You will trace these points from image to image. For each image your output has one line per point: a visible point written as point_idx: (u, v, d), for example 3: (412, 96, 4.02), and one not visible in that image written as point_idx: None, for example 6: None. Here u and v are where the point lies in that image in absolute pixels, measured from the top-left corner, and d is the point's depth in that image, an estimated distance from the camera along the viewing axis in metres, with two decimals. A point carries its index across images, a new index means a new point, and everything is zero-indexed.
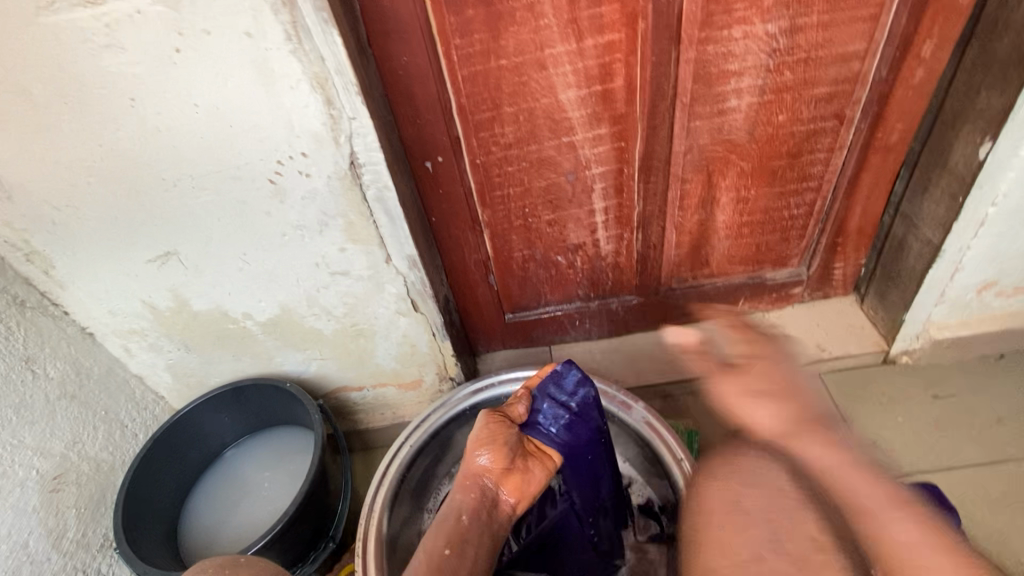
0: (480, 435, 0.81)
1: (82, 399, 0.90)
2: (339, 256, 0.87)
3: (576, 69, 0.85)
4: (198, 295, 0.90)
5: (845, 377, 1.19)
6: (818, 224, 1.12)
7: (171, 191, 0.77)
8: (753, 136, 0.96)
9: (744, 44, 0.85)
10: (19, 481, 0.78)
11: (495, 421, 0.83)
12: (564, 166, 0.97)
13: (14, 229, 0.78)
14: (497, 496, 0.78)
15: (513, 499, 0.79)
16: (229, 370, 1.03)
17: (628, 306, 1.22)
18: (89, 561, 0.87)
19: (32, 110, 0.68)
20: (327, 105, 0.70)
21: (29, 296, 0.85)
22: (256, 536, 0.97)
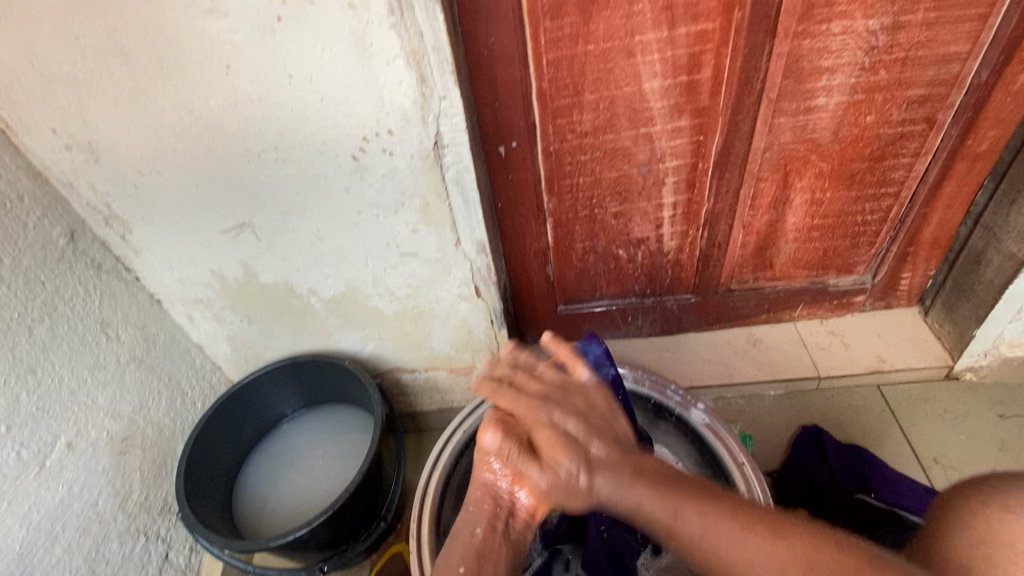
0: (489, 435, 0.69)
1: (149, 364, 0.92)
2: (411, 237, 0.86)
3: (665, 58, 0.82)
4: (266, 268, 0.90)
5: (905, 390, 1.16)
6: (890, 232, 1.08)
7: (254, 162, 0.76)
8: (837, 136, 0.93)
9: (842, 40, 0.82)
10: (91, 442, 0.79)
11: (504, 414, 0.70)
12: (638, 157, 0.95)
13: (97, 192, 0.79)
14: (515, 503, 0.67)
15: (534, 505, 0.67)
16: (287, 345, 1.03)
17: (684, 304, 1.20)
18: (150, 524, 0.89)
19: (129, 73, 0.67)
20: (420, 83, 0.69)
21: (105, 260, 0.86)
22: (309, 511, 0.98)
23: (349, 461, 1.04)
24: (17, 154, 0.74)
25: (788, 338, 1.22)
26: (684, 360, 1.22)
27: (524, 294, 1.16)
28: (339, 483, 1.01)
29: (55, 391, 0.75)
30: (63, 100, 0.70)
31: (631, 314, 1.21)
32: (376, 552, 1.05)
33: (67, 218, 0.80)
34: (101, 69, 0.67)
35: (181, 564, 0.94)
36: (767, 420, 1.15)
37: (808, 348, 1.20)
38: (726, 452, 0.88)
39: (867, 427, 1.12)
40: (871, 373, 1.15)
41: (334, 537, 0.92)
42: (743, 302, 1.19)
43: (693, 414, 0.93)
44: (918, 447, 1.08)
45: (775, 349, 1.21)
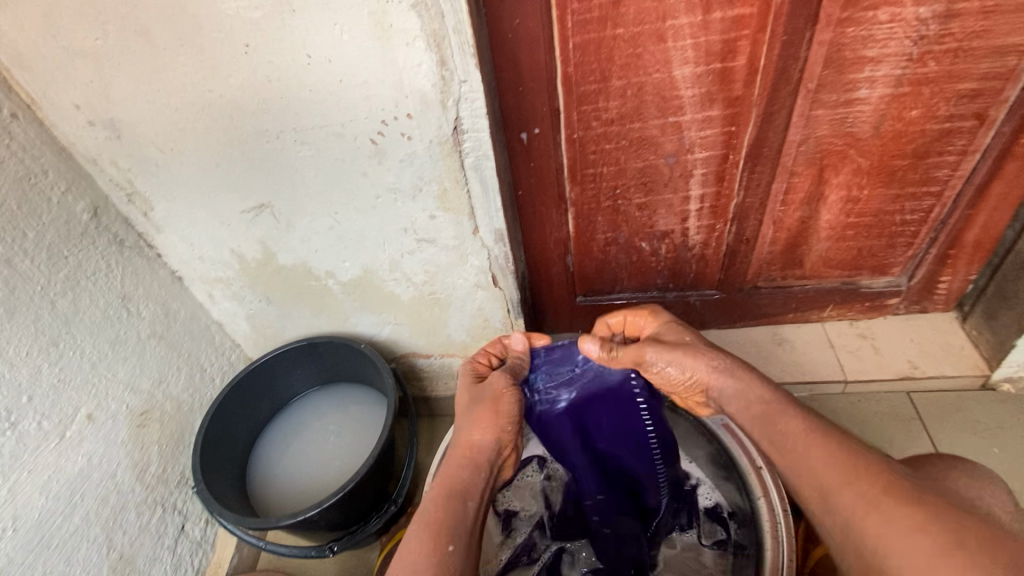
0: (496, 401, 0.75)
1: (169, 340, 0.93)
2: (429, 223, 0.85)
3: (697, 44, 0.79)
4: (285, 250, 0.90)
5: (934, 399, 1.12)
6: (930, 233, 1.03)
7: (273, 143, 0.76)
8: (878, 130, 0.88)
9: (889, 28, 0.77)
10: (112, 414, 0.81)
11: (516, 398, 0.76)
12: (665, 147, 0.91)
13: (120, 169, 0.80)
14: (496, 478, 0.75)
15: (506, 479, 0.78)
16: (305, 326, 1.04)
17: (708, 300, 1.16)
18: (167, 496, 0.91)
19: (150, 50, 0.67)
20: (441, 66, 0.68)
21: (128, 236, 0.87)
22: (322, 490, 0.99)
23: (361, 443, 1.04)
24: (42, 129, 0.74)
25: (816, 339, 1.18)
26: None
27: (543, 283, 1.14)
28: (350, 465, 1.01)
29: (76, 364, 0.76)
30: (87, 77, 0.70)
31: (652, 308, 1.18)
32: (385, 533, 1.06)
33: (90, 194, 0.81)
34: (122, 46, 0.67)
35: (196, 536, 0.96)
36: None
37: (835, 350, 1.16)
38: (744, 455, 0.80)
39: (893, 436, 1.08)
40: (901, 380, 1.11)
41: (345, 518, 0.93)
42: (769, 300, 1.16)
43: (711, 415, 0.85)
44: None
45: (800, 350, 1.17)
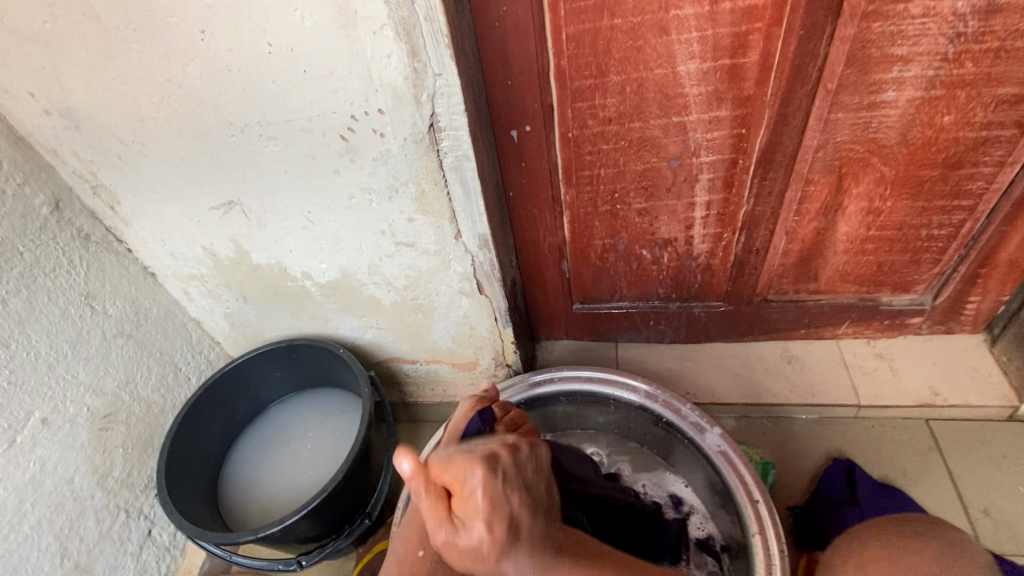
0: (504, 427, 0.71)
1: (138, 339, 0.89)
2: (407, 226, 0.79)
3: (704, 38, 0.71)
4: (258, 248, 0.85)
5: (958, 428, 1.03)
6: (960, 249, 0.94)
7: (237, 137, 0.71)
8: (906, 137, 0.80)
9: (922, 23, 0.68)
10: (70, 417, 0.78)
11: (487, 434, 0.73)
12: (668, 150, 0.84)
13: (82, 160, 0.76)
14: None
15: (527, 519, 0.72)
16: (284, 327, 0.99)
17: (713, 312, 1.09)
18: (133, 501, 0.87)
19: (101, 35, 0.62)
20: (412, 57, 0.61)
21: (94, 230, 0.83)
22: (295, 500, 0.94)
23: (338, 451, 1.00)
24: None
25: (829, 358, 1.10)
26: (707, 373, 1.11)
27: (537, 289, 1.08)
28: (325, 474, 0.97)
29: (30, 365, 0.73)
30: (38, 64, 0.65)
31: (653, 318, 1.11)
32: (363, 543, 1.00)
33: (52, 185, 0.77)
34: (71, 30, 0.62)
35: (165, 542, 0.93)
36: (792, 447, 1.05)
37: (849, 370, 1.08)
38: (740, 486, 0.79)
39: (909, 466, 1.00)
40: (921, 407, 1.03)
41: (315, 532, 0.87)
42: (779, 315, 1.08)
43: (707, 438, 0.84)
44: (966, 498, 0.96)
45: (812, 369, 1.09)
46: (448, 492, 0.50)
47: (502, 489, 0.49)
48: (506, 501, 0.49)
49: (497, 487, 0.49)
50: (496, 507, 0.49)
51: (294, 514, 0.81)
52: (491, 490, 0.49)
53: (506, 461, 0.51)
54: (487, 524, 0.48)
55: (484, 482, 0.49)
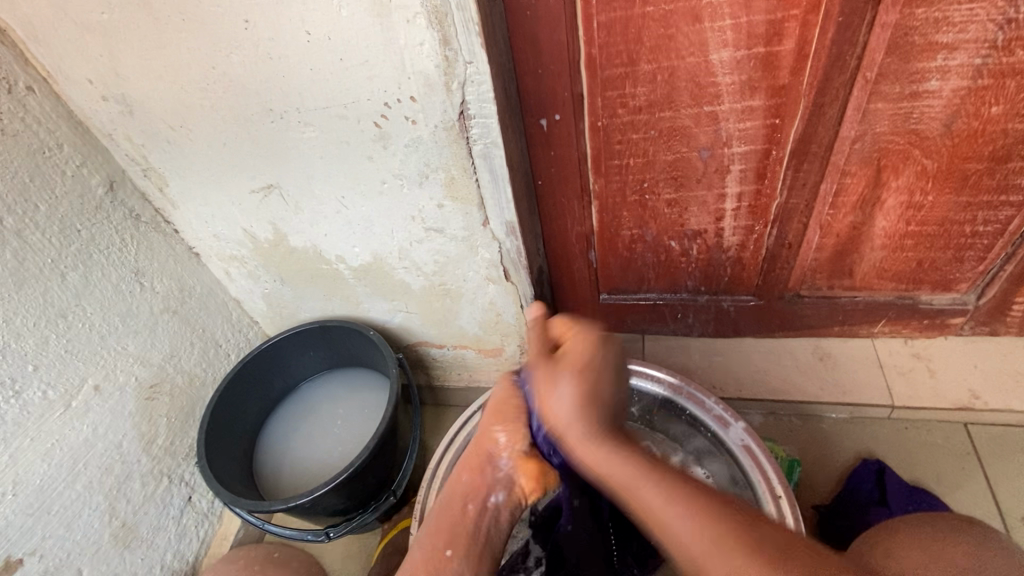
0: (500, 406, 0.73)
1: (183, 315, 0.94)
2: (436, 212, 0.81)
3: (738, 25, 0.70)
4: (296, 232, 0.89)
5: (998, 434, 0.99)
6: (1006, 247, 0.90)
7: (277, 123, 0.74)
8: (950, 129, 0.77)
9: (969, 9, 0.66)
10: (119, 386, 0.83)
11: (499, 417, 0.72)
12: (699, 140, 0.83)
13: (134, 144, 0.80)
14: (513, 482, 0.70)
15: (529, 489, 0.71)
16: (318, 307, 1.03)
17: (743, 307, 1.07)
18: (174, 467, 0.93)
19: (154, 24, 0.65)
20: (444, 45, 0.63)
21: (144, 211, 0.87)
22: (324, 478, 0.98)
23: (366, 430, 1.03)
24: (57, 103, 0.75)
25: (863, 356, 1.07)
26: (735, 368, 1.10)
27: (564, 279, 1.09)
28: (354, 451, 1.00)
29: (84, 336, 0.78)
30: (95, 51, 0.69)
31: (681, 311, 1.10)
32: (388, 522, 1.03)
33: (106, 167, 0.81)
34: (126, 20, 0.66)
35: (203, 508, 0.98)
36: (820, 447, 1.03)
37: (884, 371, 1.05)
38: (761, 482, 0.77)
39: (943, 470, 0.97)
40: (959, 411, 0.99)
41: (343, 506, 0.89)
42: (813, 311, 1.05)
43: (731, 432, 0.82)
44: (1003, 505, 0.92)
45: (844, 368, 1.07)
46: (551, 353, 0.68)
47: (603, 356, 0.64)
48: (604, 367, 0.64)
49: (592, 357, 0.63)
50: (583, 375, 0.62)
51: (323, 485, 0.83)
52: (585, 368, 0.63)
53: (612, 343, 0.65)
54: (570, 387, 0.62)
55: (586, 348, 0.64)
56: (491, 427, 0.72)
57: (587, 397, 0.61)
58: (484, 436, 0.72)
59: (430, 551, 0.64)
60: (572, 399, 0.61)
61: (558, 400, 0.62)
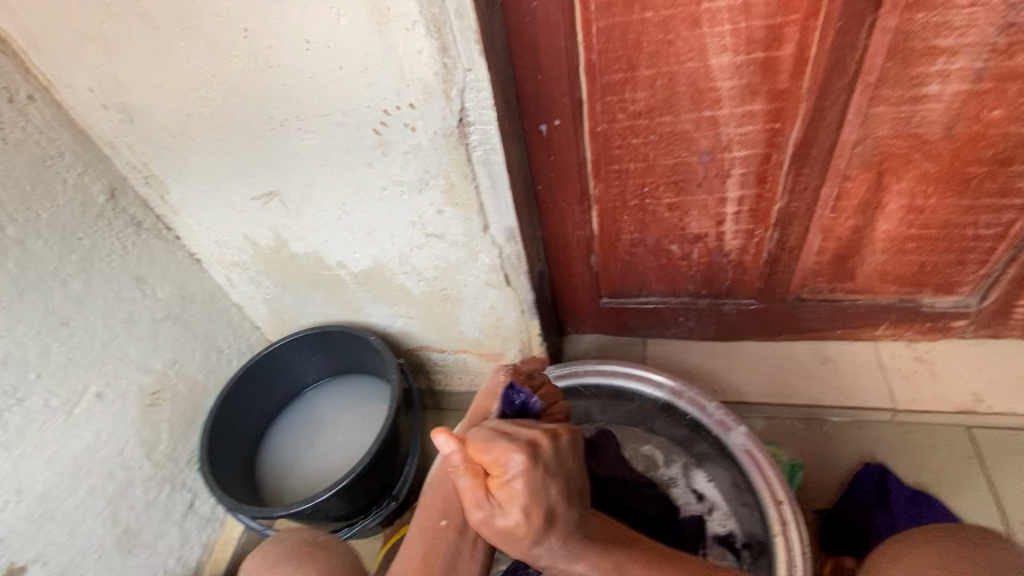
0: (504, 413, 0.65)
1: (184, 321, 0.94)
2: (436, 218, 0.81)
3: (737, 30, 0.70)
4: (297, 239, 0.89)
5: (1001, 437, 0.99)
6: (1008, 251, 0.90)
7: (277, 130, 0.74)
8: (951, 132, 0.77)
9: (969, 13, 0.65)
10: (121, 393, 0.83)
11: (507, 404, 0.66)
12: (699, 144, 0.83)
13: (135, 152, 0.80)
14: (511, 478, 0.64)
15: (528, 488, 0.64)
16: (319, 313, 1.03)
17: (744, 310, 1.07)
18: (177, 473, 0.93)
19: (154, 33, 0.66)
20: (442, 52, 0.63)
21: (145, 218, 0.88)
22: (325, 483, 0.98)
23: (368, 435, 1.03)
24: (59, 111, 0.75)
25: (864, 360, 1.07)
26: (737, 372, 1.10)
27: (565, 283, 1.09)
28: (356, 456, 1.00)
29: (87, 343, 0.78)
30: (96, 60, 0.70)
31: (682, 314, 1.10)
32: (390, 525, 1.04)
33: (108, 175, 0.82)
34: (127, 29, 0.66)
35: (206, 513, 0.98)
36: (822, 450, 1.03)
37: (886, 374, 1.05)
38: (763, 485, 0.77)
39: (946, 474, 0.97)
40: (961, 414, 0.99)
41: (345, 511, 0.89)
42: (814, 314, 1.05)
43: (732, 436, 0.82)
44: (1006, 509, 0.92)
45: (846, 371, 1.06)
46: (485, 473, 0.58)
47: (544, 474, 0.57)
48: (546, 486, 0.57)
49: (535, 475, 0.56)
50: (533, 495, 0.56)
51: (324, 491, 0.83)
52: (529, 481, 0.56)
53: (542, 453, 0.58)
54: (521, 509, 0.55)
55: (519, 470, 0.56)
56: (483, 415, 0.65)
57: (546, 527, 0.56)
58: (476, 421, 0.66)
59: (426, 528, 0.65)
60: (526, 536, 0.56)
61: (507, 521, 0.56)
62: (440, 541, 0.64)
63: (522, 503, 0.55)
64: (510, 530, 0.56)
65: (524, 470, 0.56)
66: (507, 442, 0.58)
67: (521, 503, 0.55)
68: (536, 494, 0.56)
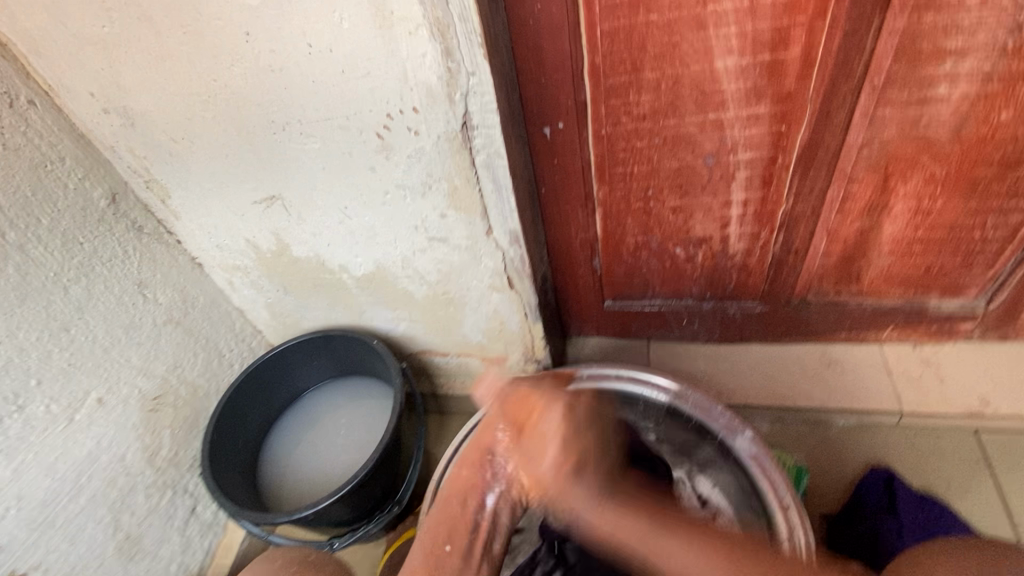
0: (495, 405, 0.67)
1: (186, 326, 0.93)
2: (440, 222, 0.81)
3: (743, 32, 0.69)
4: (299, 242, 0.89)
5: (1009, 442, 0.97)
6: (1016, 253, 0.89)
7: (279, 134, 0.73)
8: (958, 134, 0.76)
9: (978, 15, 0.65)
10: (123, 399, 0.83)
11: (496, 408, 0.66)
12: (704, 146, 0.82)
13: (136, 156, 0.80)
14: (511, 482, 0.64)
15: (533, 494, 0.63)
16: (321, 317, 1.02)
17: (749, 313, 1.06)
18: (179, 479, 0.92)
19: (154, 37, 0.65)
20: (446, 56, 0.62)
21: (147, 222, 0.87)
22: (328, 488, 0.97)
23: (370, 439, 1.03)
24: (59, 115, 0.75)
25: (870, 363, 1.06)
26: (741, 375, 1.09)
27: (568, 285, 1.08)
28: (359, 460, 1.00)
29: (88, 349, 0.78)
30: (97, 65, 0.69)
31: (686, 317, 1.10)
32: (392, 530, 1.03)
33: (109, 180, 0.81)
34: (127, 33, 0.65)
35: (208, 519, 0.98)
36: (828, 454, 1.02)
37: (892, 378, 1.04)
38: (769, 491, 0.76)
39: (952, 479, 0.95)
40: (968, 418, 0.98)
41: (347, 517, 0.89)
42: (820, 317, 1.04)
43: (737, 442, 0.81)
44: (1014, 516, 0.91)
45: (852, 375, 1.05)
46: (523, 424, 0.63)
47: (577, 424, 0.62)
48: (582, 434, 0.62)
49: (571, 423, 0.62)
50: (570, 437, 0.61)
51: (327, 497, 0.83)
52: (567, 424, 0.61)
53: (581, 404, 0.64)
54: (556, 452, 0.61)
55: (559, 417, 0.61)
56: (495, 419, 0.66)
57: (580, 473, 0.61)
58: (484, 429, 0.67)
59: (429, 550, 0.63)
60: (563, 475, 0.60)
61: (545, 455, 0.61)
62: (446, 568, 0.62)
63: (558, 449, 0.60)
64: (548, 467, 0.61)
65: (579, 413, 0.63)
66: (549, 391, 0.64)
67: (558, 444, 0.61)
68: (576, 438, 0.61)
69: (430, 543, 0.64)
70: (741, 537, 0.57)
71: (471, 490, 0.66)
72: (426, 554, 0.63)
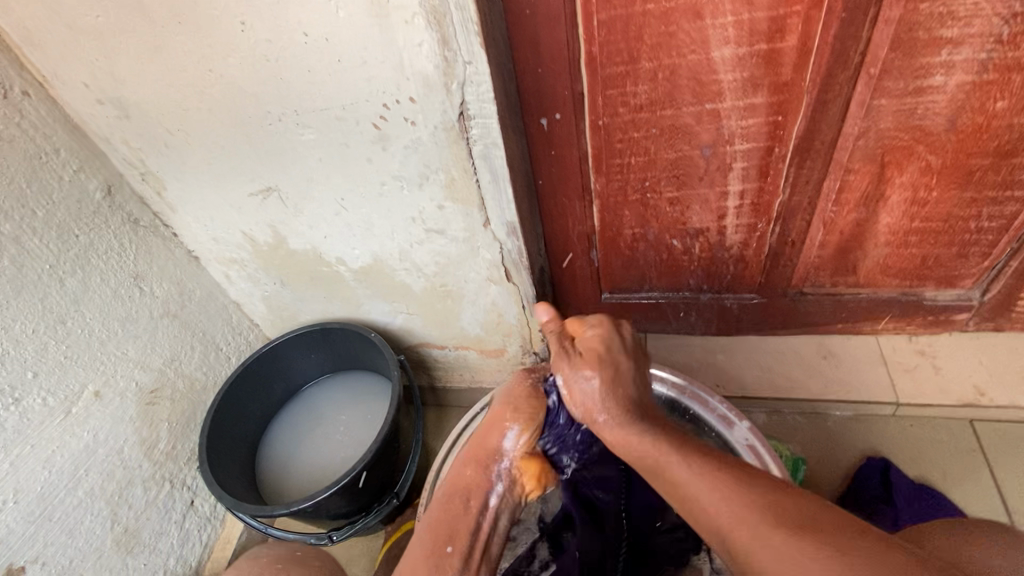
0: (511, 398, 0.72)
1: (183, 319, 0.93)
2: (437, 214, 0.81)
3: (740, 21, 0.69)
4: (295, 235, 0.88)
5: (1004, 430, 0.99)
6: (1011, 243, 0.90)
7: (275, 125, 0.73)
8: (954, 124, 0.76)
9: (974, 3, 0.65)
10: (120, 392, 0.83)
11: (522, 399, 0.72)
12: (701, 137, 0.82)
13: (131, 148, 0.79)
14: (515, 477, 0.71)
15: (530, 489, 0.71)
16: (319, 310, 1.02)
17: (746, 305, 1.07)
18: (177, 472, 0.92)
19: (149, 26, 0.65)
20: (442, 45, 0.62)
21: (142, 215, 0.87)
22: (326, 481, 0.97)
23: (368, 432, 1.03)
24: (54, 107, 0.74)
25: (866, 354, 1.07)
26: (738, 366, 1.09)
27: (566, 278, 1.08)
28: (357, 453, 1.00)
29: (84, 341, 0.78)
30: (91, 55, 0.69)
31: (683, 309, 1.10)
32: (391, 523, 1.03)
33: (104, 172, 0.81)
34: (121, 23, 0.65)
35: (206, 512, 0.98)
36: (824, 445, 1.03)
37: (888, 368, 1.04)
38: (765, 478, 0.75)
39: (949, 467, 0.97)
40: (964, 408, 0.99)
41: (344, 509, 0.89)
42: (816, 308, 1.05)
43: (735, 432, 0.81)
44: (1010, 504, 0.92)
45: (848, 366, 1.06)
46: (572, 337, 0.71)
47: (625, 341, 0.70)
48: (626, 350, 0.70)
49: (617, 341, 0.70)
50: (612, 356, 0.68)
51: (325, 490, 0.83)
52: (616, 340, 0.69)
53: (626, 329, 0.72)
54: (602, 360, 0.67)
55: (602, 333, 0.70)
56: (506, 420, 0.71)
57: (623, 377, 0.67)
58: (492, 429, 0.71)
59: (430, 547, 0.62)
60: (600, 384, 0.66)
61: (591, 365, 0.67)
62: (445, 568, 0.60)
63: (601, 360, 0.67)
64: (588, 376, 0.66)
65: (609, 332, 0.70)
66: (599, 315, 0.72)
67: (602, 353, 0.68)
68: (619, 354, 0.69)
69: (432, 545, 0.62)
70: (828, 515, 0.45)
71: (473, 492, 0.68)
72: (425, 553, 0.61)
